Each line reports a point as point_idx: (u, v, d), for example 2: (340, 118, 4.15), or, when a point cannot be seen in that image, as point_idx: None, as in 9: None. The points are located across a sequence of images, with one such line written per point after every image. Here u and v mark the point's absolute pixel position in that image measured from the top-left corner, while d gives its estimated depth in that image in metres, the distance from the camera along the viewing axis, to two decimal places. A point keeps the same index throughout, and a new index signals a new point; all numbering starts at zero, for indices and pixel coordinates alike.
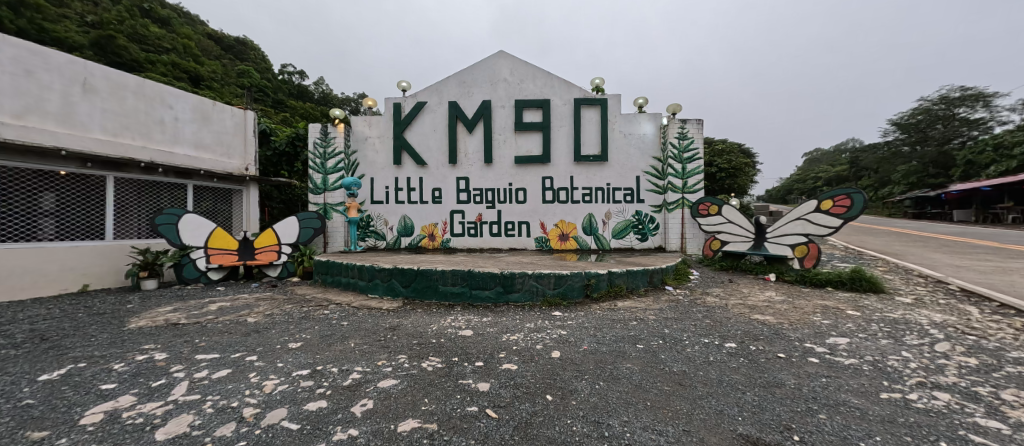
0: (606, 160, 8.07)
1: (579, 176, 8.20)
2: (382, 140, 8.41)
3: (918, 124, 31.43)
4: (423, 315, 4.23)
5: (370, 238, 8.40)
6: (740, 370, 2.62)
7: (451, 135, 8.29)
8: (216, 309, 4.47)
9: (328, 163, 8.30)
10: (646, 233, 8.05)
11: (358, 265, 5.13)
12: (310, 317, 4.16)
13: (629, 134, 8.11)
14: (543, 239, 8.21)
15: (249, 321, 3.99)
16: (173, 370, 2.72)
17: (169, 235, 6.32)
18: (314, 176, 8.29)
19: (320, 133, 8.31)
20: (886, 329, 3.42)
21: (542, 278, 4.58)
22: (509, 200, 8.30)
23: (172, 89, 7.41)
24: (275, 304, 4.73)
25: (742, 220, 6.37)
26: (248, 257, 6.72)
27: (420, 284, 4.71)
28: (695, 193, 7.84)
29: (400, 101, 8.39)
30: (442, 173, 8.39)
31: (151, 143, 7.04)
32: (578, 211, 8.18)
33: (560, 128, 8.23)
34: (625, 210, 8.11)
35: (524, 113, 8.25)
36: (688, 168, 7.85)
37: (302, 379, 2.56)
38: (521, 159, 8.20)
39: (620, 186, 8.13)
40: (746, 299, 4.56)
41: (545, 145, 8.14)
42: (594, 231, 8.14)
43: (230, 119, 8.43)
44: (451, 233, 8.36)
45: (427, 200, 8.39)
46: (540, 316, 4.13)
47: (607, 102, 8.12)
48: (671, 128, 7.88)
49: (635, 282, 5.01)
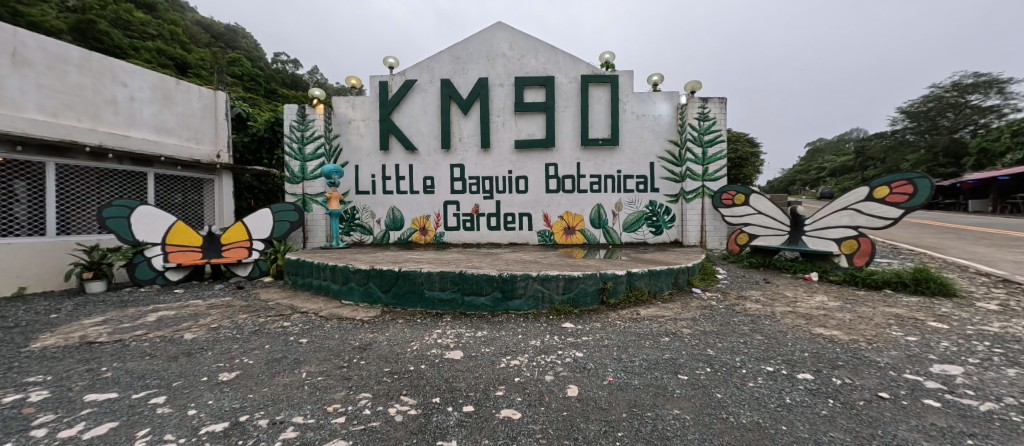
0: (617, 144, 7.23)
1: (586, 163, 7.38)
2: (366, 123, 7.56)
3: (930, 112, 30.43)
4: (404, 328, 3.46)
5: (356, 232, 7.63)
6: (839, 423, 1.84)
7: (444, 117, 7.44)
8: (153, 321, 3.68)
9: (307, 148, 7.38)
10: (660, 225, 7.25)
11: (331, 264, 4.33)
12: (263, 332, 3.37)
13: (643, 116, 7.26)
14: (547, 233, 7.43)
15: (185, 339, 3.20)
16: (37, 424, 1.94)
17: (119, 230, 5.51)
18: (291, 163, 7.39)
19: (297, 115, 7.37)
20: (1000, 351, 2.62)
21: (548, 281, 3.80)
22: (508, 189, 7.50)
23: (126, 65, 6.56)
24: (229, 313, 3.94)
25: (774, 210, 5.62)
26: (214, 255, 5.96)
27: (402, 289, 3.91)
28: (716, 181, 6.97)
29: (387, 80, 7.54)
30: (434, 160, 7.56)
31: (102, 124, 6.20)
32: (585, 202, 7.38)
33: (565, 109, 7.38)
34: (637, 200, 7.30)
35: (526, 93, 7.39)
36: (709, 153, 6.97)
37: (212, 441, 1.77)
38: (522, 143, 7.36)
39: (632, 173, 7.30)
40: (795, 306, 3.77)
41: (548, 128, 7.30)
42: (602, 224, 7.36)
43: (198, 101, 7.59)
44: (445, 226, 7.58)
45: (418, 190, 7.58)
46: (548, 330, 3.36)
47: (617, 80, 7.25)
48: (689, 107, 6.98)
49: (658, 285, 4.23)
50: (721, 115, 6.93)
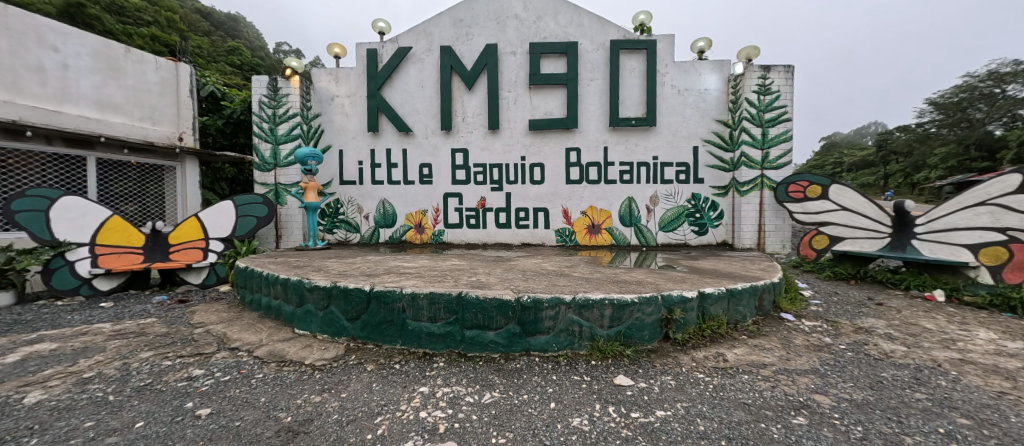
0: (655, 124, 5.93)
1: (615, 147, 6.11)
2: (352, 99, 6.33)
3: (961, 103, 28.10)
4: (373, 384, 2.26)
5: (340, 229, 6.46)
6: None
7: (444, 92, 6.19)
8: (7, 365, 2.49)
9: (279, 128, 6.08)
10: (705, 223, 5.98)
11: (283, 278, 3.14)
12: (153, 391, 2.18)
13: (685, 90, 5.96)
14: (567, 232, 6.20)
15: (19, 407, 2.01)
16: None
17: (32, 227, 4.35)
18: (261, 146, 6.06)
19: (268, 88, 6.03)
20: None
21: (588, 310, 2.57)
22: (520, 179, 6.26)
23: (59, 27, 5.50)
24: (129, 349, 2.76)
25: (868, 206, 4.46)
26: (161, 258, 4.91)
27: (373, 318, 2.69)
28: (779, 168, 5.59)
29: (377, 47, 6.30)
30: (433, 144, 6.34)
31: (23, 95, 5.14)
32: (614, 194, 6.13)
33: (590, 82, 6.09)
34: (676, 193, 6.03)
35: (543, 63, 6.12)
36: (769, 135, 5.58)
37: None
38: (538, 124, 6.11)
39: (671, 160, 6.02)
40: (961, 352, 2.51)
41: (570, 104, 6.03)
42: (634, 222, 6.11)
43: (154, 74, 6.44)
44: (445, 223, 6.37)
45: (413, 180, 6.38)
46: (597, 393, 2.13)
47: (655, 46, 5.94)
48: (746, 78, 5.58)
49: (740, 312, 2.99)
50: (787, 86, 5.52)
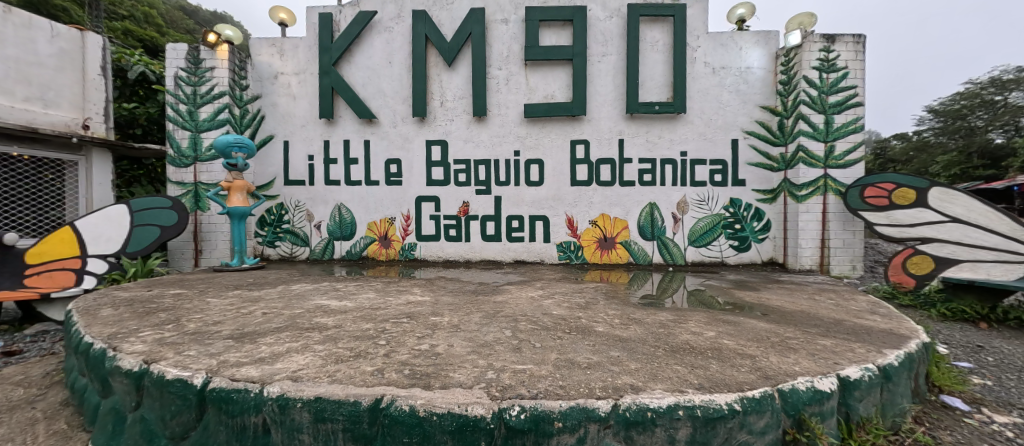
0: (683, 110, 4.66)
1: (633, 139, 4.83)
2: (300, 78, 5.00)
3: (961, 111, 22.19)
4: None
5: (283, 242, 5.09)
6: None
7: (417, 68, 4.88)
8: None
9: (201, 112, 4.71)
10: (746, 237, 4.72)
11: (84, 343, 1.77)
12: None
13: (721, 68, 4.71)
14: (572, 247, 4.88)
15: None
16: None
17: None
18: (176, 133, 4.68)
19: (188, 60, 4.68)
20: None
21: (644, 437, 1.23)
22: (512, 179, 4.95)
23: None
24: None
25: (993, 217, 3.35)
26: (8, 285, 3.45)
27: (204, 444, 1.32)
28: (847, 167, 4.30)
29: (333, 12, 4.98)
30: (403, 134, 5.02)
31: None
32: (631, 199, 4.84)
33: (603, 57, 4.83)
34: (710, 198, 4.76)
35: (543, 33, 4.85)
36: (834, 124, 4.31)
37: None
38: (535, 109, 4.81)
39: (703, 157, 4.76)
40: None
41: (577, 85, 4.74)
42: (656, 234, 4.82)
43: (47, 44, 5.06)
44: (417, 235, 5.02)
45: (377, 180, 5.04)
46: None
47: (683, 12, 4.68)
48: (805, 50, 4.31)
49: (897, 407, 1.67)
50: (856, 61, 4.28)
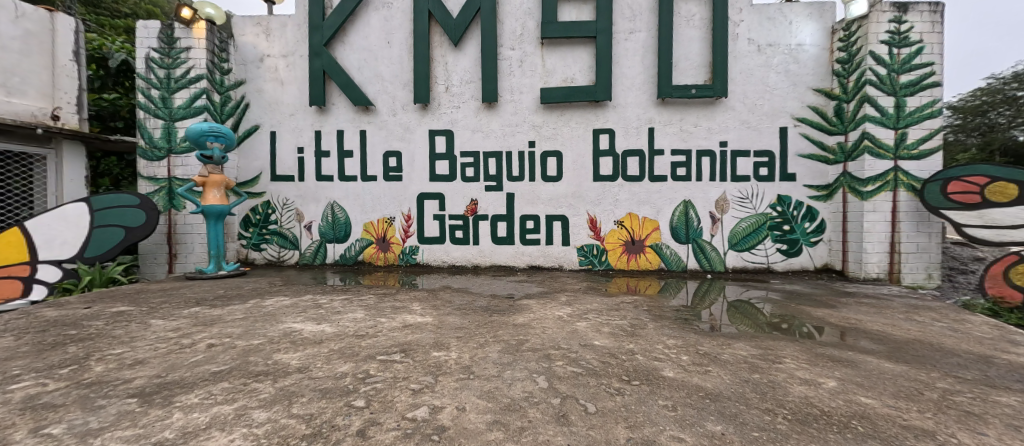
0: (724, 94, 4.05)
1: (664, 128, 4.22)
2: (289, 61, 4.45)
3: None
4: None
5: (270, 245, 4.54)
6: None
7: (419, 49, 4.32)
8: None
9: (176, 98, 4.18)
10: (797, 239, 4.10)
11: None
12: None
13: (767, 46, 4.09)
14: (594, 251, 4.29)
15: None
16: None
17: None
18: (148, 123, 4.16)
19: (161, 40, 4.16)
20: None
21: None
22: (527, 174, 4.36)
23: None
24: None
25: None
26: None
27: None
28: (921, 158, 3.66)
29: None
30: (404, 123, 4.45)
31: None
32: (663, 197, 4.23)
33: (630, 35, 4.23)
34: (754, 195, 4.14)
35: (562, 8, 4.26)
36: (907, 108, 3.67)
37: None
38: (552, 94, 4.22)
39: (747, 148, 4.14)
40: None
41: (601, 66, 4.14)
42: (691, 236, 4.21)
43: (10, 25, 4.46)
44: (419, 237, 4.45)
45: (374, 175, 4.48)
46: None
47: None
48: (872, 21, 3.66)
49: None
50: (932, 33, 3.64)
